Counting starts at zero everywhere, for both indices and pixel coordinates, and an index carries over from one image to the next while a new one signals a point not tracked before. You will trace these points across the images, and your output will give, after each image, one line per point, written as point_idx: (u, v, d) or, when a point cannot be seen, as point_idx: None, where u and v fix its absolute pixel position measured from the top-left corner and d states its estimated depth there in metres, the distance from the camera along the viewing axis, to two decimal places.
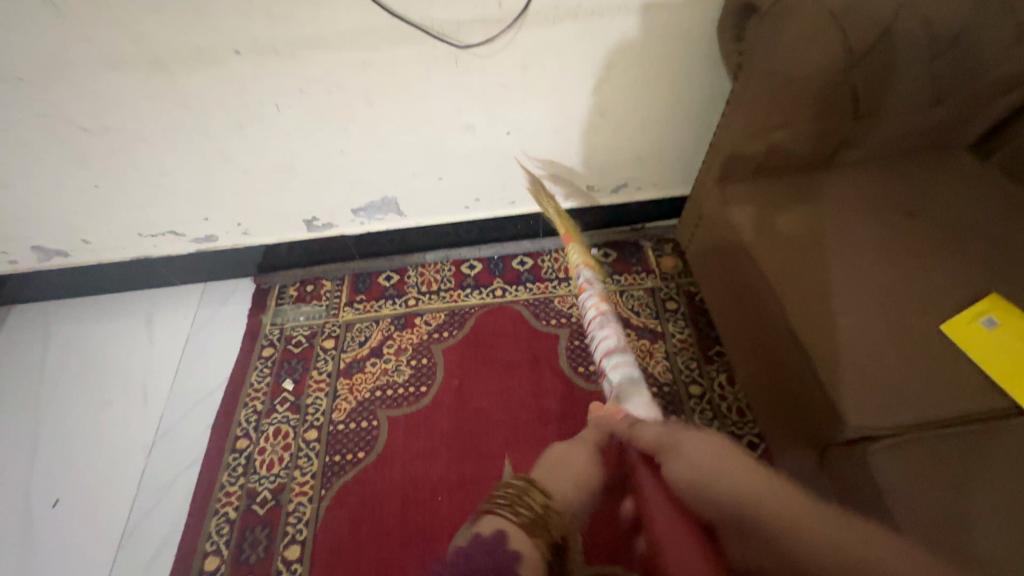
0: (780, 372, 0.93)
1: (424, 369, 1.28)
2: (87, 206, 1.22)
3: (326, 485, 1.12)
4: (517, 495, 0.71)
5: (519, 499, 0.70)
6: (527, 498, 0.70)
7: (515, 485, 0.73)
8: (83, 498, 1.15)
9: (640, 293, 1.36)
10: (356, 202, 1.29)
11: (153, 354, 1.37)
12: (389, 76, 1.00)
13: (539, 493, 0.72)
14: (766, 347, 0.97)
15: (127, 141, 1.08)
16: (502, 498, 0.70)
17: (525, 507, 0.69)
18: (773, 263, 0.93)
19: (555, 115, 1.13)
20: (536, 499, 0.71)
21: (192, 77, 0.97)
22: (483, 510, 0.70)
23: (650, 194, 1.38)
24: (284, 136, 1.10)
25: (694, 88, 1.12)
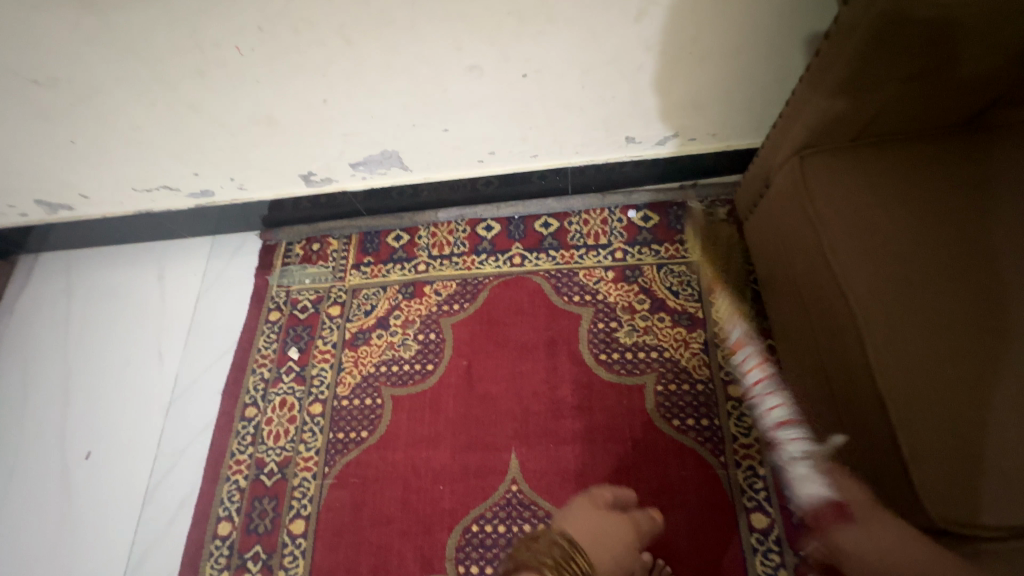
0: (845, 412, 0.74)
1: (431, 346, 1.18)
2: (71, 162, 1.13)
3: (330, 462, 1.11)
4: (561, 555, 0.68)
5: (564, 564, 0.67)
6: (573, 563, 0.68)
7: (559, 541, 0.71)
8: (112, 453, 1.21)
9: (682, 269, 1.15)
10: (352, 156, 1.12)
11: (167, 312, 1.35)
12: (365, 9, 0.78)
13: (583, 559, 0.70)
14: (830, 375, 0.77)
15: (86, 94, 0.94)
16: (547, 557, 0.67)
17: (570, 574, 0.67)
18: (854, 273, 0.70)
19: (585, 50, 0.87)
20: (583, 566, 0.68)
21: (130, 17, 0.79)
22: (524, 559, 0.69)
23: (707, 145, 1.11)
24: (254, 84, 0.92)
25: (782, 9, 0.82)
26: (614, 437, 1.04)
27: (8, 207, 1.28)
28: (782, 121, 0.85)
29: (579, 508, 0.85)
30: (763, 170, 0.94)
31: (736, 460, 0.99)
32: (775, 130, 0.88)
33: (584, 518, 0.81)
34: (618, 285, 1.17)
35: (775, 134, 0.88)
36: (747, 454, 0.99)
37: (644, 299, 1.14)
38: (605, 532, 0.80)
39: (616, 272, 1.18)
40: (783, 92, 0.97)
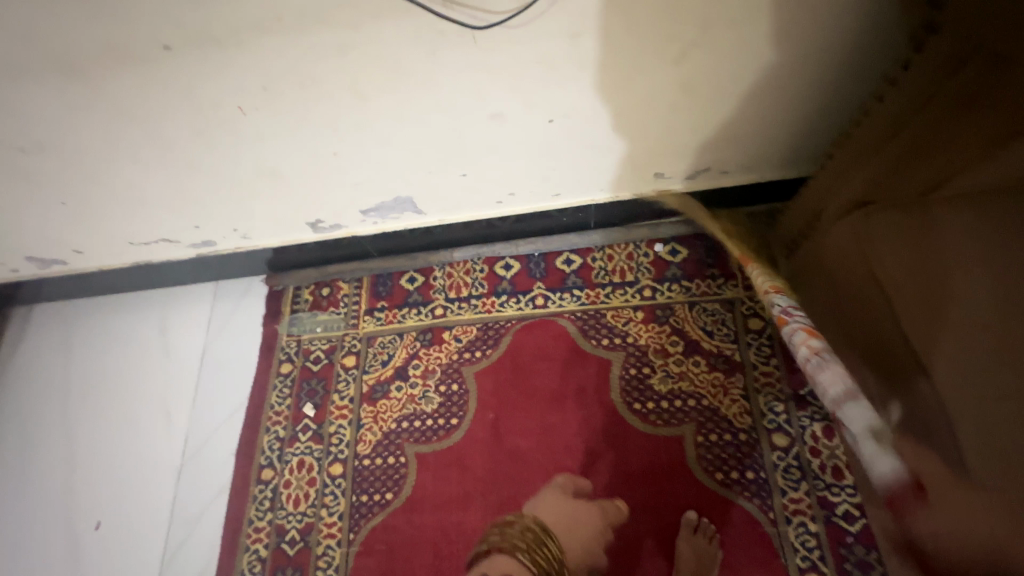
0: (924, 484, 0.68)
1: (454, 398, 1.12)
2: (62, 221, 1.05)
3: (355, 528, 1.05)
4: (533, 539, 0.80)
5: (537, 546, 0.79)
6: (543, 547, 0.80)
7: (530, 526, 0.84)
8: (123, 522, 1.15)
9: (716, 307, 1.09)
10: (363, 203, 1.06)
11: (171, 366, 1.28)
12: (380, 64, 0.71)
13: (554, 544, 0.81)
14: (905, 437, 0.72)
15: (74, 158, 0.87)
16: (519, 542, 0.79)
17: (542, 557, 0.78)
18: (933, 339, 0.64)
19: (618, 93, 0.80)
20: (552, 550, 0.80)
21: (121, 82, 0.72)
22: (493, 551, 0.79)
23: (740, 178, 1.05)
24: (258, 140, 0.85)
25: (838, 44, 0.75)
26: (655, 495, 0.98)
27: None
28: (842, 161, 0.78)
29: (550, 496, 0.96)
30: (814, 208, 0.88)
31: (786, 516, 0.93)
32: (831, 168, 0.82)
33: (553, 505, 0.93)
34: (649, 326, 1.11)
35: (832, 173, 0.81)
36: (797, 510, 0.93)
37: (677, 341, 1.08)
38: (575, 526, 0.91)
39: (646, 312, 1.12)
40: (829, 126, 0.91)
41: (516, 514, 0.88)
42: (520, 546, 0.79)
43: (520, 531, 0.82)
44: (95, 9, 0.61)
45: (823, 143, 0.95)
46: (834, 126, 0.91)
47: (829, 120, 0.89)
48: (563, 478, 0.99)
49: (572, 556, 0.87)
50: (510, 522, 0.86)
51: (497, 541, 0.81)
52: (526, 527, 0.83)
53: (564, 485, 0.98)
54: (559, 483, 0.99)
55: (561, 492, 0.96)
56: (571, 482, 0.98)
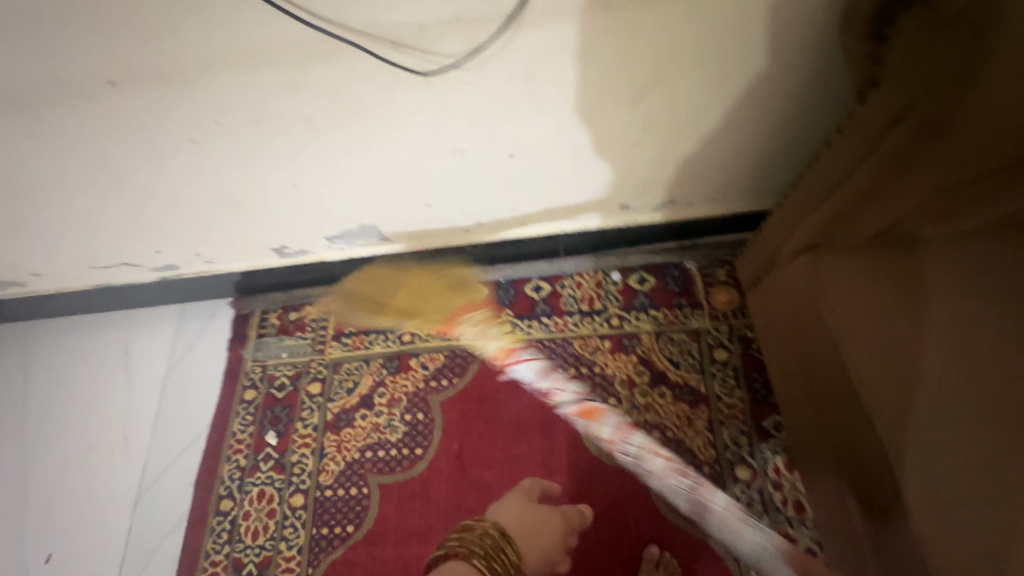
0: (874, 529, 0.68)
1: (420, 427, 1.10)
2: (17, 246, 1.03)
3: (314, 562, 1.03)
4: (493, 545, 0.70)
5: (496, 553, 0.69)
6: (502, 554, 0.70)
7: (490, 531, 0.72)
8: (75, 554, 1.11)
9: (682, 337, 1.10)
10: (328, 230, 1.05)
11: (133, 391, 1.25)
12: (335, 101, 0.71)
13: (514, 549, 0.71)
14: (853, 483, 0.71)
15: (25, 187, 0.85)
16: (476, 546, 0.68)
17: (500, 566, 0.68)
18: (875, 385, 0.64)
19: (577, 131, 0.80)
20: (513, 556, 0.70)
21: (68, 115, 0.71)
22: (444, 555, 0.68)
23: (705, 210, 1.06)
24: (215, 171, 0.84)
25: (791, 89, 0.76)
26: (618, 529, 0.97)
27: None
28: (795, 204, 0.80)
29: (512, 497, 0.87)
30: (771, 248, 0.89)
31: (748, 552, 0.93)
32: (785, 210, 0.83)
33: (514, 506, 0.85)
34: (616, 356, 1.10)
35: (787, 216, 0.83)
36: None
37: (643, 371, 1.08)
38: (538, 531, 0.81)
39: (613, 341, 1.12)
40: (787, 163, 0.92)
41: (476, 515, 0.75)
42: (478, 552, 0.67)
43: (480, 537, 0.70)
44: (39, 47, 0.60)
45: (784, 179, 0.96)
46: (793, 163, 0.92)
47: (787, 158, 0.91)
48: (530, 481, 0.92)
49: (531, 558, 0.78)
50: (471, 524, 0.73)
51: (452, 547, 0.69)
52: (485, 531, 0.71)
53: (530, 490, 0.90)
54: (526, 487, 0.91)
55: (526, 497, 0.88)
56: (537, 485, 0.92)
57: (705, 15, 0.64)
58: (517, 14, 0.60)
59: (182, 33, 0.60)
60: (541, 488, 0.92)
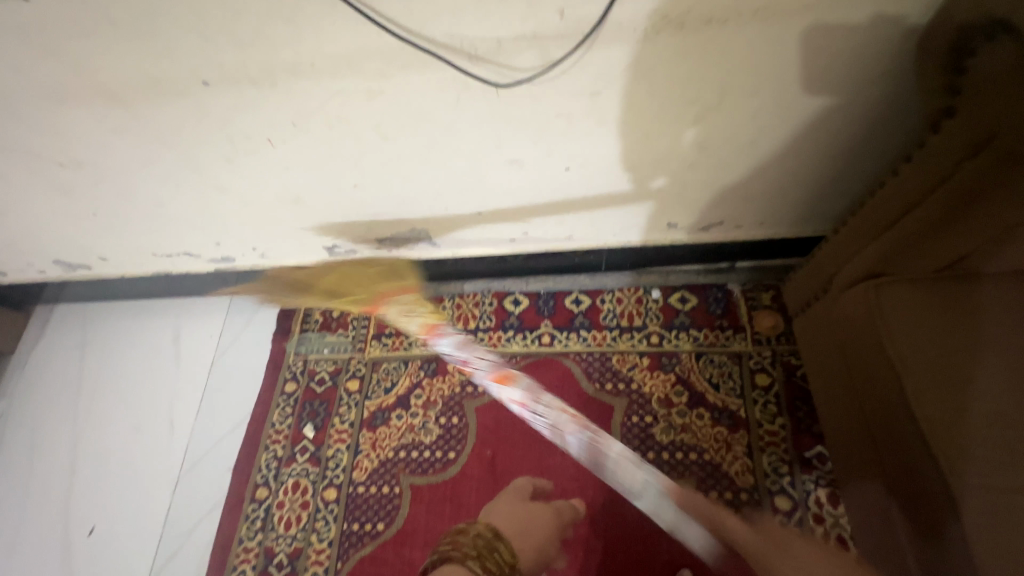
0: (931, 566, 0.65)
1: (454, 431, 1.12)
2: (89, 230, 1.09)
3: (343, 557, 1.04)
4: (484, 544, 0.79)
5: (488, 553, 0.78)
6: (495, 552, 0.79)
7: (483, 532, 0.83)
8: (116, 529, 1.16)
9: (723, 358, 1.08)
10: (380, 232, 1.08)
11: (180, 374, 1.30)
12: (406, 109, 0.74)
13: (506, 550, 0.80)
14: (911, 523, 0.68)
15: (108, 175, 0.91)
16: (468, 549, 0.77)
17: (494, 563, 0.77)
18: (939, 418, 0.62)
19: (634, 149, 0.82)
20: (504, 555, 0.79)
21: (159, 111, 0.76)
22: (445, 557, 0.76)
23: (753, 233, 1.05)
24: (283, 170, 0.88)
25: (857, 115, 0.75)
26: (650, 550, 0.95)
27: (25, 266, 1.24)
28: (855, 232, 0.79)
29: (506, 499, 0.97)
30: (825, 274, 0.88)
31: None
32: (842, 239, 0.82)
33: (507, 509, 0.93)
34: (654, 373, 1.10)
35: (844, 242, 0.82)
36: None
37: (682, 391, 1.07)
38: (529, 522, 0.91)
39: (652, 358, 1.11)
40: (844, 190, 0.91)
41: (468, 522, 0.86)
42: (469, 553, 0.76)
43: (473, 537, 0.80)
44: (144, 47, 0.65)
45: (839, 206, 0.95)
46: (850, 190, 0.91)
47: (845, 184, 0.90)
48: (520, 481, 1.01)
49: (524, 553, 0.86)
50: (463, 530, 0.83)
51: (448, 550, 0.78)
52: (476, 532, 0.81)
53: (522, 489, 0.99)
54: (518, 485, 1.01)
55: (517, 495, 0.98)
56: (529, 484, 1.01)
57: (776, 40, 0.65)
58: (592, 33, 0.62)
59: (276, 40, 0.64)
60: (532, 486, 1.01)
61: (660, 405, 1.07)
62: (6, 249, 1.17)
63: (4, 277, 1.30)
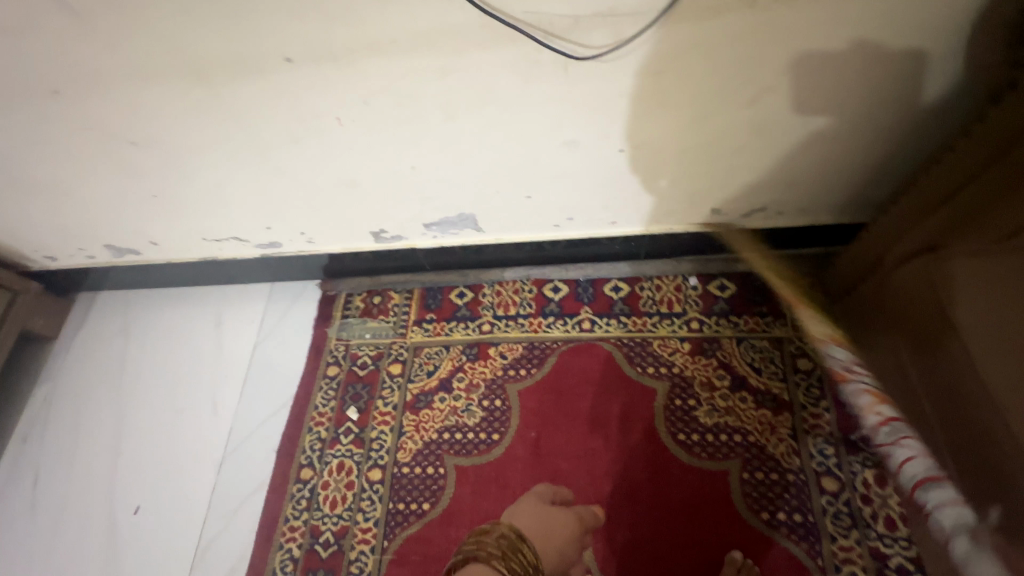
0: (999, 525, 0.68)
1: (496, 414, 1.13)
2: (146, 213, 1.12)
3: (389, 536, 1.05)
4: (508, 545, 0.69)
5: (513, 553, 0.68)
6: (520, 554, 0.68)
7: (506, 533, 0.71)
8: (161, 509, 1.17)
9: (764, 344, 1.10)
10: (428, 217, 1.11)
11: (223, 358, 1.32)
12: (475, 87, 0.77)
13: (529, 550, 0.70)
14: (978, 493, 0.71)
15: (175, 155, 0.94)
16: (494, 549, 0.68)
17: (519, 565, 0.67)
18: (1004, 383, 0.64)
19: (690, 130, 0.84)
20: (529, 556, 0.69)
21: (239, 89, 0.79)
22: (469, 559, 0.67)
23: (794, 220, 1.07)
24: (346, 150, 0.91)
25: (909, 96, 0.78)
26: (696, 529, 0.96)
27: (76, 250, 1.28)
28: (907, 208, 0.81)
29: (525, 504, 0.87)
30: (873, 254, 0.89)
31: (835, 564, 0.91)
32: (892, 216, 0.84)
33: (529, 509, 0.85)
34: (695, 358, 1.11)
35: (895, 220, 0.83)
36: (847, 558, 0.91)
37: (724, 375, 1.09)
38: (550, 526, 0.82)
39: (693, 344, 1.13)
40: (890, 174, 0.93)
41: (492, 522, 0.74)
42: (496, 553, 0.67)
43: (496, 539, 0.70)
44: (234, 23, 0.69)
45: (883, 191, 0.97)
46: (896, 174, 0.93)
47: (893, 168, 0.92)
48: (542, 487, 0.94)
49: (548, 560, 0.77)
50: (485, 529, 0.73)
51: (472, 550, 0.68)
52: (501, 533, 0.70)
53: (543, 494, 0.92)
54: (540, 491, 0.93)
55: (539, 500, 0.89)
56: (549, 490, 0.93)
57: (841, 20, 0.67)
58: (665, 10, 0.65)
59: (363, 17, 0.67)
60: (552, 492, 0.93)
61: (702, 388, 1.08)
62: (61, 233, 1.20)
63: (54, 262, 1.33)
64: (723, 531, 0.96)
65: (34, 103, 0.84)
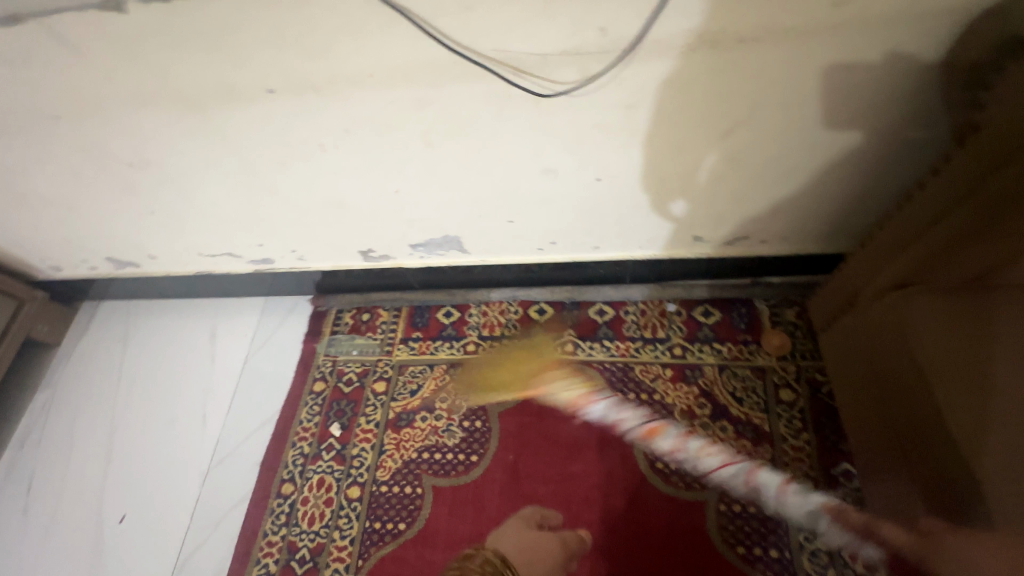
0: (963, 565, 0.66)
1: (476, 435, 1.13)
2: (144, 228, 1.16)
3: (364, 555, 1.05)
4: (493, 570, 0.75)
5: None
6: None
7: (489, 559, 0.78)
8: (145, 518, 1.19)
9: (747, 373, 1.09)
10: (414, 238, 1.13)
11: (214, 370, 1.35)
12: (451, 117, 0.79)
13: None
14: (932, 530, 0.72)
15: (169, 175, 0.98)
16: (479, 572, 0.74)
17: None
18: (969, 426, 0.63)
19: (664, 161, 0.85)
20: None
21: (227, 116, 0.83)
22: None
23: (778, 248, 1.07)
24: (331, 174, 0.93)
25: (882, 132, 0.78)
26: (672, 562, 0.95)
27: (79, 261, 1.32)
28: (880, 243, 0.81)
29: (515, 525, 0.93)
30: (850, 288, 0.89)
31: None
32: (869, 252, 0.84)
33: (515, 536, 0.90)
34: (677, 385, 1.11)
35: (870, 256, 0.83)
36: None
37: (705, 403, 1.08)
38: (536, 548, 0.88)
39: (674, 370, 1.12)
40: (871, 206, 0.93)
41: (473, 548, 0.81)
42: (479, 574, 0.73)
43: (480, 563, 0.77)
44: (219, 55, 0.72)
45: (866, 223, 0.97)
46: (876, 206, 0.93)
47: (873, 200, 0.91)
48: (528, 511, 0.97)
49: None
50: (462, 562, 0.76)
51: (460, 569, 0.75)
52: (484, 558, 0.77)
53: (528, 518, 0.96)
54: (525, 515, 0.97)
55: (526, 524, 0.94)
56: (537, 513, 0.98)
57: (807, 59, 0.68)
58: (630, 49, 0.67)
59: (340, 52, 0.70)
60: (540, 515, 0.97)
61: (683, 415, 1.08)
62: (65, 245, 1.25)
63: (58, 273, 1.38)
64: (697, 563, 0.94)
65: (37, 126, 0.88)
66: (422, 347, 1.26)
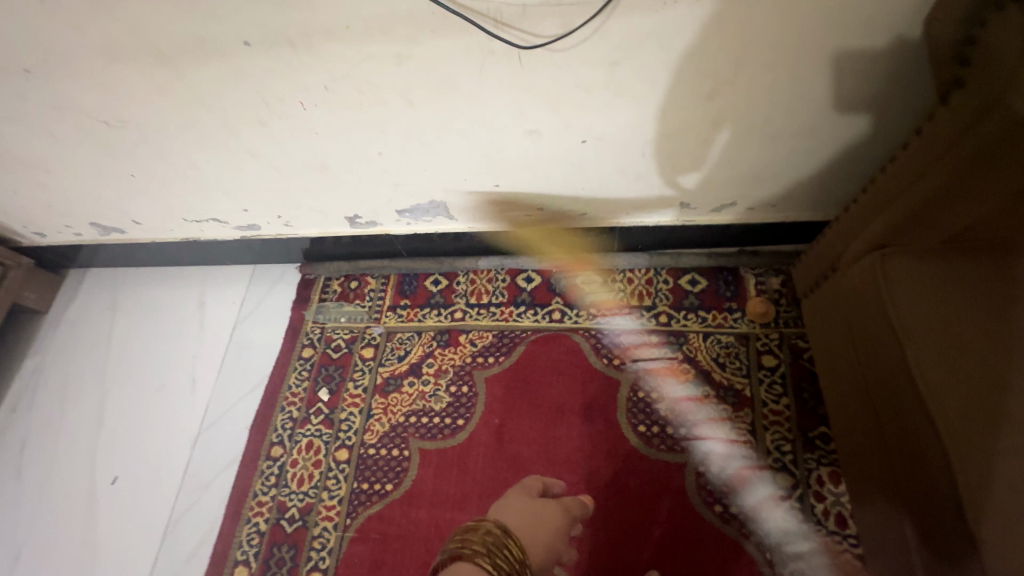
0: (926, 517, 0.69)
1: (463, 399, 1.15)
2: (126, 193, 1.14)
3: (352, 514, 1.08)
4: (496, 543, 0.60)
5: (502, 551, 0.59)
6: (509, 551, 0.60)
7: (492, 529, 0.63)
8: (138, 480, 1.21)
9: (730, 339, 1.10)
10: (400, 203, 1.12)
11: (204, 336, 1.35)
12: (432, 74, 0.77)
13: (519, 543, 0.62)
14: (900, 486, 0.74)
15: (148, 136, 0.96)
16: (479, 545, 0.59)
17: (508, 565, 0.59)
18: (936, 381, 0.65)
19: (650, 123, 0.84)
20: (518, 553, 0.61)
21: (204, 72, 0.81)
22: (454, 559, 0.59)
23: (765, 215, 1.07)
24: (312, 135, 0.92)
25: (868, 93, 0.77)
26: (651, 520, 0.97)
27: (63, 226, 1.31)
28: (863, 206, 0.81)
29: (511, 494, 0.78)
30: (832, 252, 0.89)
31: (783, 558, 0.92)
32: (852, 215, 0.84)
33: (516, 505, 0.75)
34: (661, 352, 1.12)
35: (852, 220, 0.83)
36: (795, 553, 0.92)
37: (688, 369, 1.09)
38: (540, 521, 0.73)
39: (659, 337, 1.13)
40: (857, 171, 0.92)
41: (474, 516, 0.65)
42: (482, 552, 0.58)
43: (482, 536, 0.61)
44: (191, 5, 0.70)
45: (851, 189, 0.96)
46: (863, 171, 0.92)
47: (860, 164, 0.91)
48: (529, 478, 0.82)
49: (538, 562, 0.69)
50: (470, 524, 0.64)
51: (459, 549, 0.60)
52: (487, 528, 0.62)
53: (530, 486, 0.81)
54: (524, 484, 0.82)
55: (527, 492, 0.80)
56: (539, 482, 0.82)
57: (791, 14, 0.67)
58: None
59: (315, 3, 0.68)
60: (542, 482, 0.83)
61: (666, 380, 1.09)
62: (47, 210, 1.23)
63: (43, 238, 1.37)
64: (675, 521, 0.97)
65: (9, 81, 0.86)
66: (410, 313, 1.27)
